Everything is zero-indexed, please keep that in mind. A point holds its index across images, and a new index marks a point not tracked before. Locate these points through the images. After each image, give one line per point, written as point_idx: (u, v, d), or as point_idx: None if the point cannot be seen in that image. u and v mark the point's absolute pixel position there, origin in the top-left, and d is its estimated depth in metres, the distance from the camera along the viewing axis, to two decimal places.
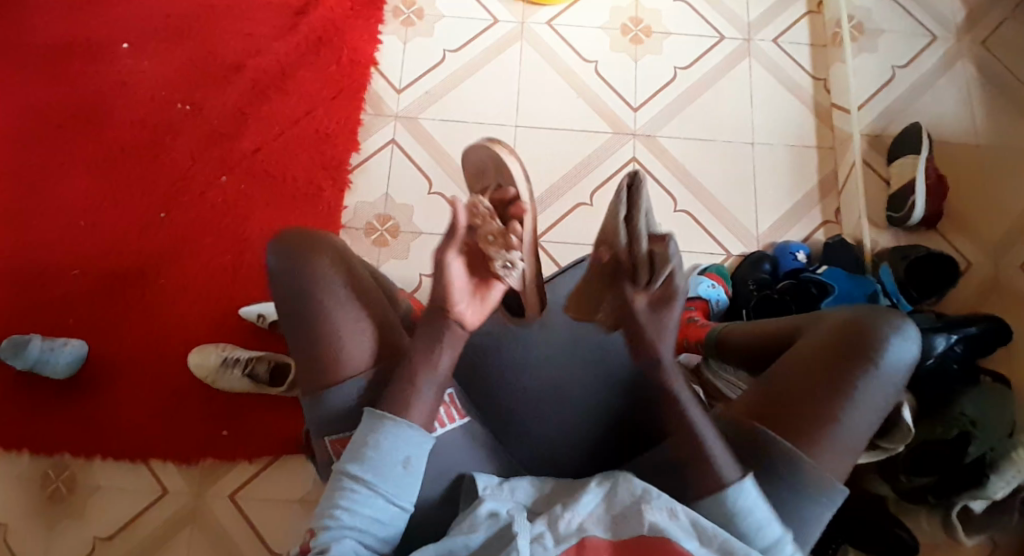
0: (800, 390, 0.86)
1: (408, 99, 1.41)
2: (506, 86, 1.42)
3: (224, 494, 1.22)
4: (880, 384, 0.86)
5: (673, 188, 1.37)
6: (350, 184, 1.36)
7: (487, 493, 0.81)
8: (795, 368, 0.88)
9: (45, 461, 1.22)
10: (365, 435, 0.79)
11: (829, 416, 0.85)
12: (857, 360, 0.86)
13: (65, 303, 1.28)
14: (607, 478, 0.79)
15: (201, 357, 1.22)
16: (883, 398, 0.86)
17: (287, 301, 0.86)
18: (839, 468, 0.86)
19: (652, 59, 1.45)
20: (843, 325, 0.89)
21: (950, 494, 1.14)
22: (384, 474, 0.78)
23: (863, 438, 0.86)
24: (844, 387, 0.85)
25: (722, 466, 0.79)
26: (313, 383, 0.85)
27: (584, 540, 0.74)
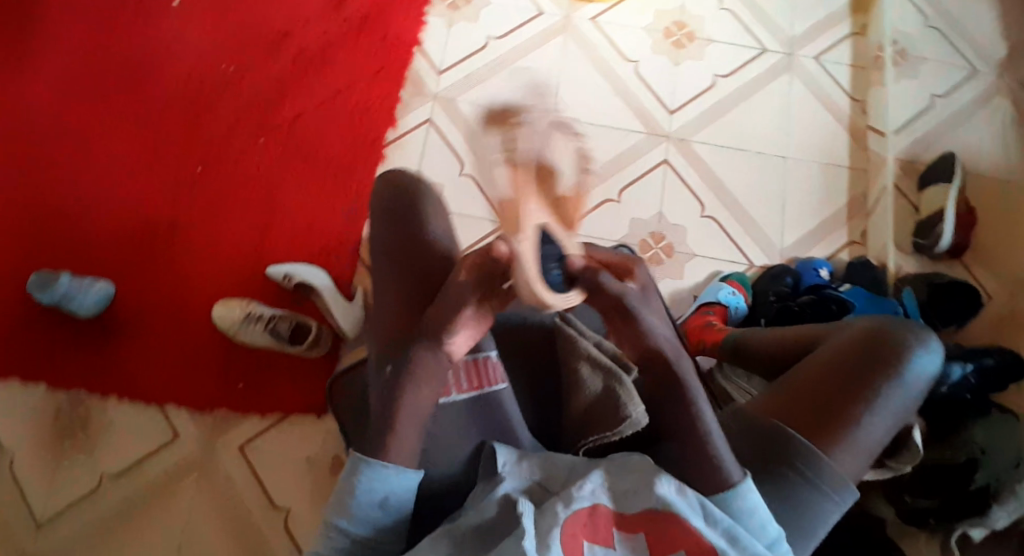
0: (824, 391, 0.90)
1: (448, 81, 1.43)
2: (544, 77, 1.44)
3: (233, 445, 1.24)
4: (902, 392, 0.90)
5: (701, 193, 1.39)
6: (383, 157, 1.38)
7: (506, 470, 0.79)
8: (819, 370, 0.92)
9: (61, 395, 1.25)
10: (348, 481, 0.79)
11: (853, 419, 0.88)
12: (880, 367, 0.90)
13: (99, 246, 1.31)
14: (620, 456, 0.79)
15: (225, 310, 1.24)
16: (902, 406, 0.90)
17: (383, 241, 0.89)
18: (854, 470, 0.88)
19: (693, 64, 1.46)
20: (866, 335, 0.93)
21: (951, 519, 1.15)
22: (364, 519, 0.79)
23: (881, 444, 0.89)
24: (867, 392, 0.89)
25: (728, 467, 0.78)
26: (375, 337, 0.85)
27: (596, 507, 0.75)
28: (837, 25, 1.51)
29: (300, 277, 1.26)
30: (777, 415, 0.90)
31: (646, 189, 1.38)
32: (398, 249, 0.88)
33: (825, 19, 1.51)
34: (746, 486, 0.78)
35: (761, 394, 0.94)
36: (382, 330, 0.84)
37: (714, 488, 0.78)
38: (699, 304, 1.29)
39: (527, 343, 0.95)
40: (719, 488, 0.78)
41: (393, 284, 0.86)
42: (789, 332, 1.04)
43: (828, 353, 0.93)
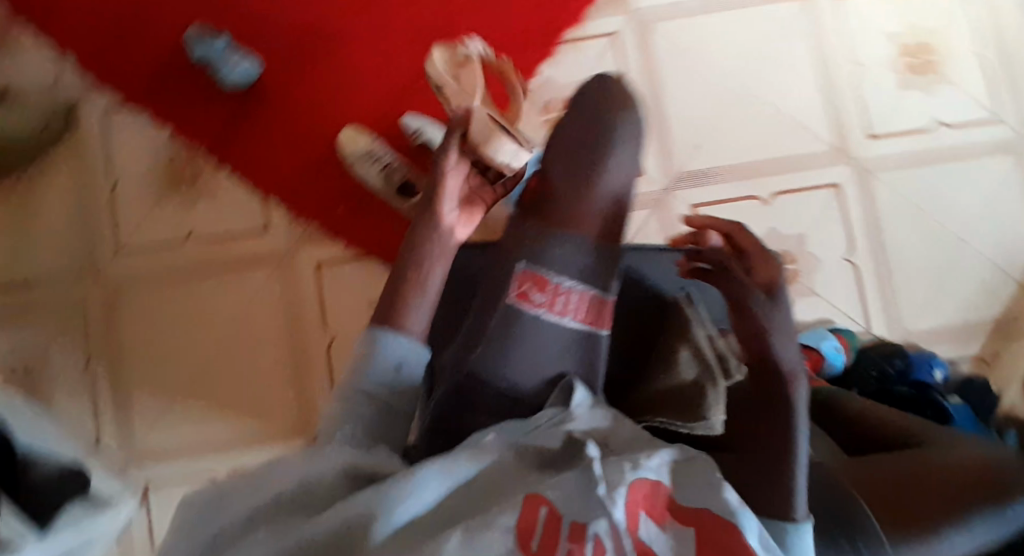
0: (917, 490, 0.84)
1: (656, 4, 1.32)
2: (758, 44, 1.33)
3: (312, 260, 1.25)
4: (993, 528, 0.83)
5: (857, 235, 1.30)
6: (555, 54, 1.30)
7: (579, 410, 0.75)
8: (922, 468, 0.86)
9: (180, 145, 1.27)
10: (364, 347, 0.81)
11: (934, 527, 0.82)
12: (988, 492, 0.84)
13: (263, 23, 1.28)
14: (692, 453, 0.70)
15: (349, 139, 1.22)
16: (987, 540, 0.83)
17: (572, 131, 0.87)
18: None
19: (919, 97, 1.33)
20: (983, 458, 0.87)
21: None
22: (377, 383, 0.79)
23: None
24: (965, 512, 0.83)
25: (796, 500, 0.73)
26: (527, 215, 0.86)
27: (659, 483, 0.65)
28: None
29: (430, 134, 1.23)
30: (864, 496, 0.84)
31: (800, 207, 1.30)
32: (591, 145, 0.86)
33: None
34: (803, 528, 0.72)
35: (851, 466, 0.89)
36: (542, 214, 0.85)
37: (773, 513, 0.73)
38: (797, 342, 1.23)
39: (638, 306, 0.92)
40: (779, 518, 0.73)
41: (570, 176, 0.85)
42: (896, 415, 0.97)
43: (936, 456, 0.87)
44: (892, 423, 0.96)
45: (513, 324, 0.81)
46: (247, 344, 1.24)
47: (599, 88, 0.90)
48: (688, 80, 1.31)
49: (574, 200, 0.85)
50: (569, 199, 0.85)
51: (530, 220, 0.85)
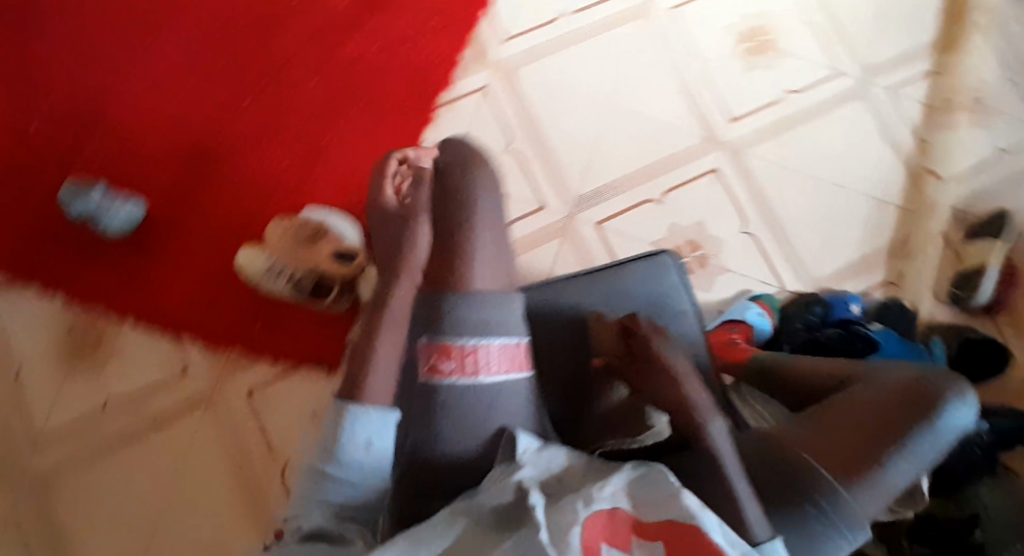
0: (852, 432, 0.87)
1: (515, 51, 1.38)
2: (612, 64, 1.39)
3: (241, 390, 1.23)
4: (929, 443, 0.87)
5: (746, 208, 1.36)
6: (434, 117, 1.34)
7: (526, 458, 0.78)
8: (856, 409, 0.89)
9: (78, 311, 1.23)
10: (332, 425, 0.81)
11: (876, 460, 0.85)
12: (916, 414, 0.87)
13: (139, 164, 1.29)
14: (641, 464, 0.76)
15: (248, 260, 1.22)
16: (926, 459, 0.87)
17: (447, 202, 0.93)
18: (873, 510, 0.85)
19: (762, 76, 1.42)
20: (906, 380, 0.90)
21: None
22: (351, 456, 0.80)
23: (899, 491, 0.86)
24: (896, 436, 0.86)
25: (753, 524, 0.77)
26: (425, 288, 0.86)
27: (615, 510, 0.72)
28: (915, 60, 1.45)
29: (333, 229, 1.24)
30: (805, 447, 0.87)
31: (690, 197, 1.35)
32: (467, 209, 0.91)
33: (904, 52, 1.46)
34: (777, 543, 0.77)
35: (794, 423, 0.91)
36: (440, 282, 0.86)
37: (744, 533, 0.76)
38: (725, 319, 1.27)
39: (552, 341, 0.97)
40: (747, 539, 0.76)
41: (456, 243, 0.88)
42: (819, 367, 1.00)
43: (862, 394, 0.90)
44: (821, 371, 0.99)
45: (435, 396, 0.82)
46: (194, 481, 1.19)
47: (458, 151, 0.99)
48: (558, 112, 1.36)
49: (468, 263, 0.86)
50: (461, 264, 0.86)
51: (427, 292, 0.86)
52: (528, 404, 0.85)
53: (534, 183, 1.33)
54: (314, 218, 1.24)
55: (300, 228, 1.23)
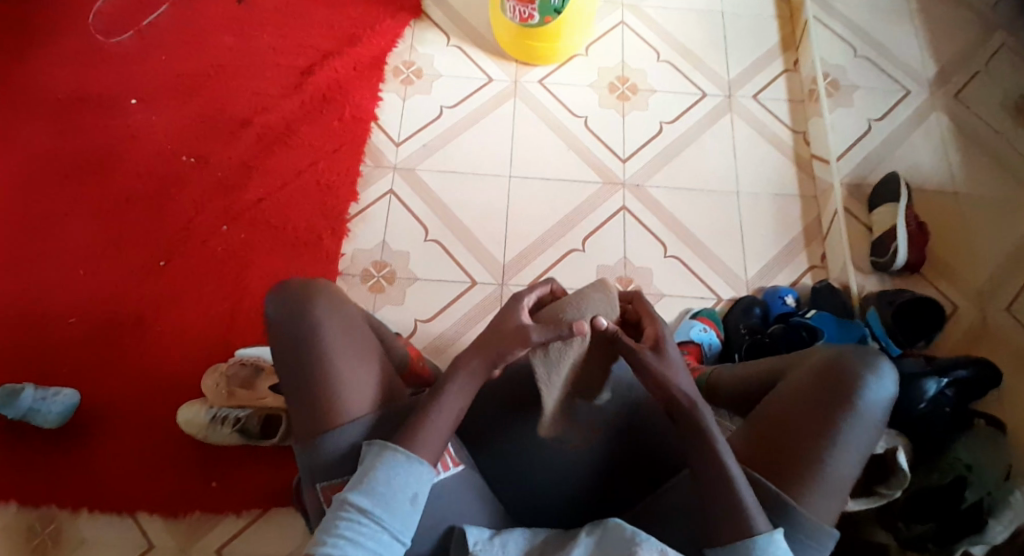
0: (787, 431, 0.91)
1: (407, 152, 1.43)
2: (502, 139, 1.45)
3: (210, 549, 1.20)
4: (862, 425, 0.90)
5: (662, 235, 1.40)
6: (349, 232, 1.36)
7: (478, 547, 0.87)
8: (787, 407, 0.93)
9: (32, 512, 1.20)
10: (374, 466, 0.88)
11: (815, 457, 0.89)
12: (839, 401, 0.90)
13: (63, 351, 1.27)
14: (596, 527, 0.87)
15: (190, 414, 1.22)
16: (865, 439, 0.90)
17: (295, 344, 0.95)
18: (829, 508, 0.89)
19: (639, 115, 1.49)
20: (824, 368, 0.93)
21: (951, 542, 1.16)
22: (392, 508, 0.86)
23: (851, 479, 0.90)
24: (829, 429, 0.89)
25: (755, 519, 0.85)
26: (311, 429, 0.93)
27: None
28: (769, 65, 1.57)
29: (269, 362, 1.24)
30: (751, 464, 0.92)
31: (609, 238, 1.39)
32: (319, 343, 0.95)
33: (756, 63, 1.57)
34: (772, 537, 0.84)
35: (740, 431, 0.95)
36: (327, 417, 0.93)
37: (740, 536, 0.84)
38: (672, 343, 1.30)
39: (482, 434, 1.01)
40: (747, 536, 0.84)
41: (326, 375, 0.94)
42: (750, 370, 1.05)
43: (790, 388, 0.94)
44: (754, 376, 1.04)
45: None
46: None
47: (288, 294, 0.98)
48: (463, 196, 1.40)
49: (345, 388, 0.94)
50: (337, 391, 0.93)
51: (318, 432, 0.93)
52: (474, 500, 0.95)
53: (459, 265, 1.35)
54: (242, 355, 1.26)
55: (228, 368, 1.24)
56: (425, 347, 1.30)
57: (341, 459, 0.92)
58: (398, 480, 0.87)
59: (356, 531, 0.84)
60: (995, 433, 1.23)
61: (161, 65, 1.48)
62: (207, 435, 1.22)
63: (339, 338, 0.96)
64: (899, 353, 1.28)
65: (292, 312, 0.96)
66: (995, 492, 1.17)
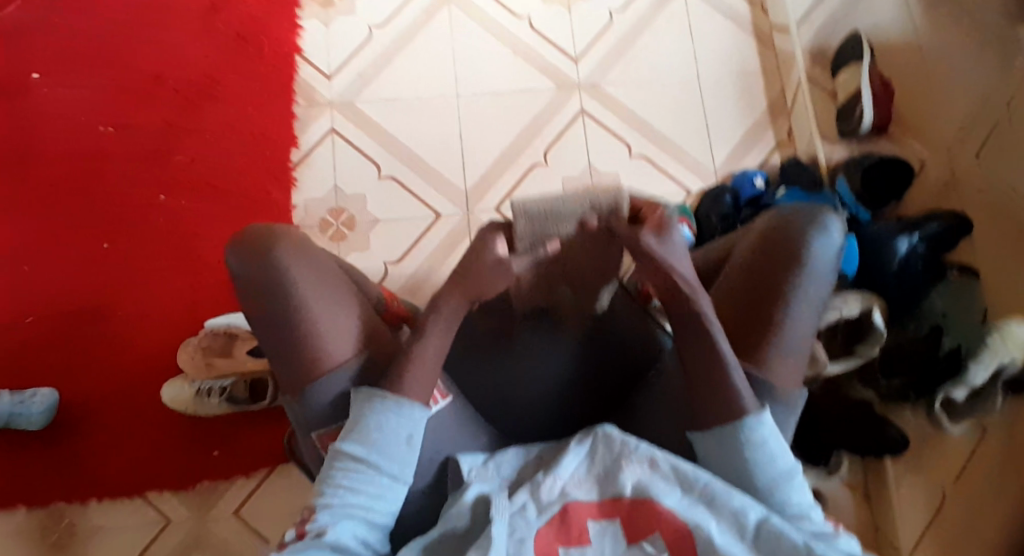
0: (744, 304, 0.91)
1: (342, 84, 1.34)
2: (442, 55, 1.36)
3: (228, 513, 1.21)
4: (814, 283, 0.89)
5: (625, 135, 1.34)
6: (296, 182, 1.30)
7: (472, 475, 0.85)
8: (741, 281, 0.92)
9: (42, 513, 1.20)
10: (362, 414, 0.85)
11: (775, 325, 0.88)
12: (790, 264, 0.89)
13: (30, 353, 1.24)
14: (586, 434, 0.84)
15: (174, 391, 1.20)
16: (819, 295, 0.90)
17: (266, 299, 0.90)
18: (794, 371, 0.90)
19: (586, 6, 1.40)
20: (769, 234, 0.92)
21: (931, 388, 1.19)
22: (386, 452, 0.84)
23: (810, 338, 0.90)
24: (785, 295, 0.89)
25: (745, 398, 0.84)
26: (298, 381, 0.91)
27: (566, 509, 0.80)
28: None
29: (242, 329, 1.21)
30: None
31: (570, 146, 1.33)
32: (294, 302, 0.89)
33: None
34: (760, 419, 0.83)
35: None
36: (310, 369, 0.90)
37: (734, 420, 0.83)
38: None
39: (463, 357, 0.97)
40: (734, 417, 0.83)
41: (302, 328, 0.90)
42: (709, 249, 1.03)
43: (741, 262, 0.93)
44: (711, 254, 1.02)
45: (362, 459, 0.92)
46: None
47: (247, 247, 0.91)
48: (408, 123, 1.32)
49: (325, 335, 0.90)
50: (319, 339, 0.90)
51: (304, 384, 0.90)
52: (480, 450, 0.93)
53: (418, 197, 1.30)
54: (216, 322, 1.22)
55: (203, 337, 1.21)
56: (400, 288, 1.26)
57: (327, 412, 0.91)
58: (387, 425, 0.85)
59: (353, 479, 0.83)
60: (969, 280, 1.23)
61: (54, 27, 1.35)
62: (194, 406, 1.21)
63: (315, 290, 0.90)
64: (869, 218, 1.26)
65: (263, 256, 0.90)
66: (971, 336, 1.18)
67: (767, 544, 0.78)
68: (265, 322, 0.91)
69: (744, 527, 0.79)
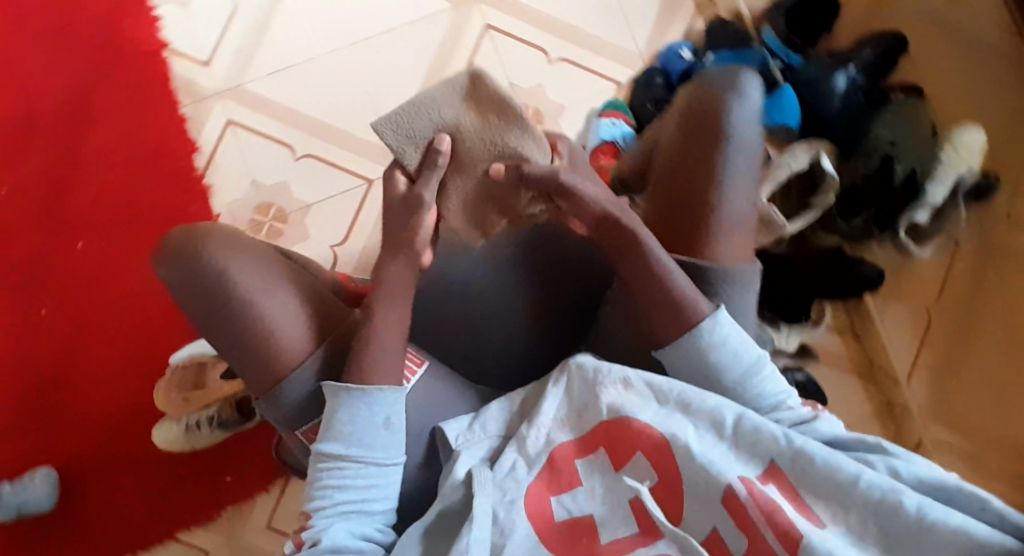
0: (682, 190, 0.80)
1: (222, 68, 1.21)
2: (321, 10, 1.24)
3: (262, 528, 1.09)
4: (741, 152, 0.80)
5: (539, 41, 1.26)
6: (209, 187, 1.17)
7: (461, 443, 0.74)
8: (668, 170, 0.82)
9: None
10: (336, 410, 0.73)
11: (707, 198, 0.79)
12: (716, 138, 0.80)
13: None
14: (561, 369, 0.74)
15: (160, 434, 1.07)
16: (749, 161, 0.80)
17: (206, 301, 0.75)
18: (739, 246, 0.79)
19: None
20: (692, 114, 0.82)
21: (893, 219, 1.09)
22: (364, 441, 0.73)
23: (750, 212, 0.80)
24: (715, 166, 0.79)
25: (697, 302, 0.74)
26: (260, 384, 0.77)
27: (552, 457, 0.71)
28: None
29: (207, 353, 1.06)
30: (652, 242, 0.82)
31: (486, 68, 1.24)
32: (222, 279, 0.75)
33: None
34: (716, 315, 0.73)
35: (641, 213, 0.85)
36: (269, 366, 0.76)
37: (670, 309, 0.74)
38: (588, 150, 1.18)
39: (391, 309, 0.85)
40: (690, 327, 0.73)
41: (245, 320, 0.75)
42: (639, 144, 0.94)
43: (666, 152, 0.84)
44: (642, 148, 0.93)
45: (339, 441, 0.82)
46: None
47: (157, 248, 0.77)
48: (309, 90, 1.22)
49: (272, 324, 0.76)
50: (270, 332, 0.76)
51: (270, 386, 0.77)
52: None
53: (345, 169, 1.20)
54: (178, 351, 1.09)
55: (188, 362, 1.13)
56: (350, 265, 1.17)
57: (292, 412, 0.78)
58: (360, 417, 0.73)
59: (340, 477, 0.72)
60: (915, 99, 1.13)
61: None
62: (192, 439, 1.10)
63: (240, 263, 0.76)
64: (802, 58, 1.15)
65: (186, 249, 0.76)
66: (925, 156, 1.07)
67: (748, 442, 0.67)
68: (211, 329, 0.77)
69: (722, 427, 0.68)
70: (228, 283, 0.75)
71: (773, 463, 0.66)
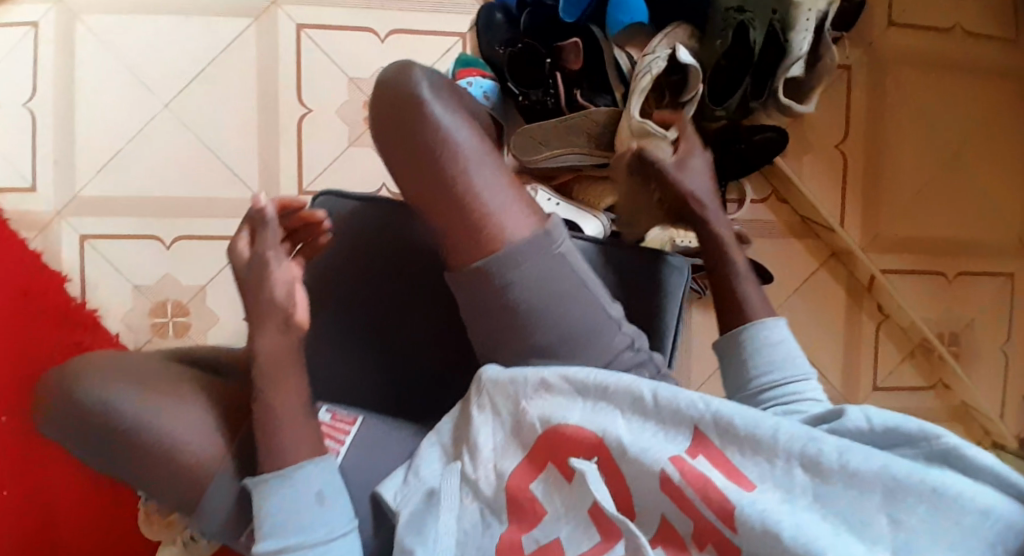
0: (433, 188, 0.77)
1: (51, 185, 1.11)
2: (120, 77, 1.12)
3: None
4: (455, 127, 0.78)
5: (357, 19, 1.15)
6: (96, 311, 1.11)
7: (400, 500, 0.72)
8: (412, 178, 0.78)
9: None
10: (262, 503, 0.71)
11: (457, 186, 0.76)
12: (421, 127, 0.78)
13: None
14: (476, 387, 0.74)
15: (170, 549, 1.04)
16: (468, 132, 0.78)
17: (100, 440, 0.75)
18: (519, 216, 0.76)
19: None
20: (384, 124, 0.80)
21: (767, 83, 1.03)
22: (301, 522, 0.70)
23: (502, 176, 0.78)
24: (441, 151, 0.77)
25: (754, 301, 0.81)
26: (179, 503, 0.76)
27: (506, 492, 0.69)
28: None
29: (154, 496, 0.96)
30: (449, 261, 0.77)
31: (316, 74, 1.14)
32: (113, 416, 0.75)
33: None
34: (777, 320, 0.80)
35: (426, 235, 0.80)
36: (184, 483, 0.75)
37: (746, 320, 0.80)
38: None
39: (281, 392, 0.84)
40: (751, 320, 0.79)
41: (144, 448, 0.75)
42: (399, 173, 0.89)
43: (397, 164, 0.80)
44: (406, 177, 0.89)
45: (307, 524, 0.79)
46: None
47: (48, 408, 0.78)
48: (149, 170, 1.12)
49: (176, 443, 0.75)
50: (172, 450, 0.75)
51: (187, 502, 0.76)
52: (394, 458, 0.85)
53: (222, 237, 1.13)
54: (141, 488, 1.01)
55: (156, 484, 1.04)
56: None
57: (232, 516, 0.76)
58: (290, 503, 0.71)
59: None
60: None
61: None
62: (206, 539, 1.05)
63: (126, 392, 0.76)
64: None
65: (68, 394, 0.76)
66: (780, 7, 0.99)
67: (669, 414, 0.67)
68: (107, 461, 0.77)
69: (642, 402, 0.68)
70: (114, 413, 0.75)
71: (698, 432, 0.66)
